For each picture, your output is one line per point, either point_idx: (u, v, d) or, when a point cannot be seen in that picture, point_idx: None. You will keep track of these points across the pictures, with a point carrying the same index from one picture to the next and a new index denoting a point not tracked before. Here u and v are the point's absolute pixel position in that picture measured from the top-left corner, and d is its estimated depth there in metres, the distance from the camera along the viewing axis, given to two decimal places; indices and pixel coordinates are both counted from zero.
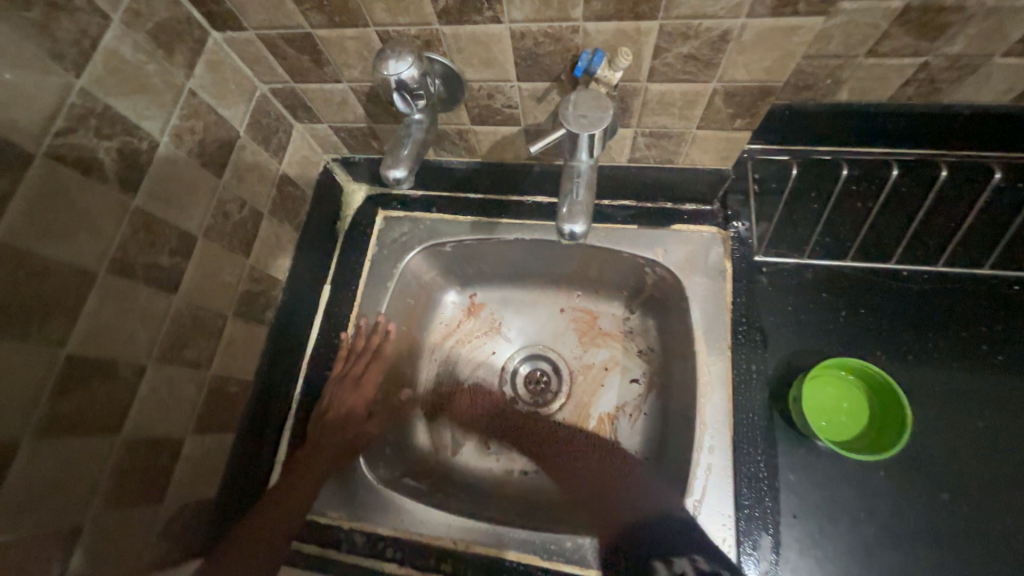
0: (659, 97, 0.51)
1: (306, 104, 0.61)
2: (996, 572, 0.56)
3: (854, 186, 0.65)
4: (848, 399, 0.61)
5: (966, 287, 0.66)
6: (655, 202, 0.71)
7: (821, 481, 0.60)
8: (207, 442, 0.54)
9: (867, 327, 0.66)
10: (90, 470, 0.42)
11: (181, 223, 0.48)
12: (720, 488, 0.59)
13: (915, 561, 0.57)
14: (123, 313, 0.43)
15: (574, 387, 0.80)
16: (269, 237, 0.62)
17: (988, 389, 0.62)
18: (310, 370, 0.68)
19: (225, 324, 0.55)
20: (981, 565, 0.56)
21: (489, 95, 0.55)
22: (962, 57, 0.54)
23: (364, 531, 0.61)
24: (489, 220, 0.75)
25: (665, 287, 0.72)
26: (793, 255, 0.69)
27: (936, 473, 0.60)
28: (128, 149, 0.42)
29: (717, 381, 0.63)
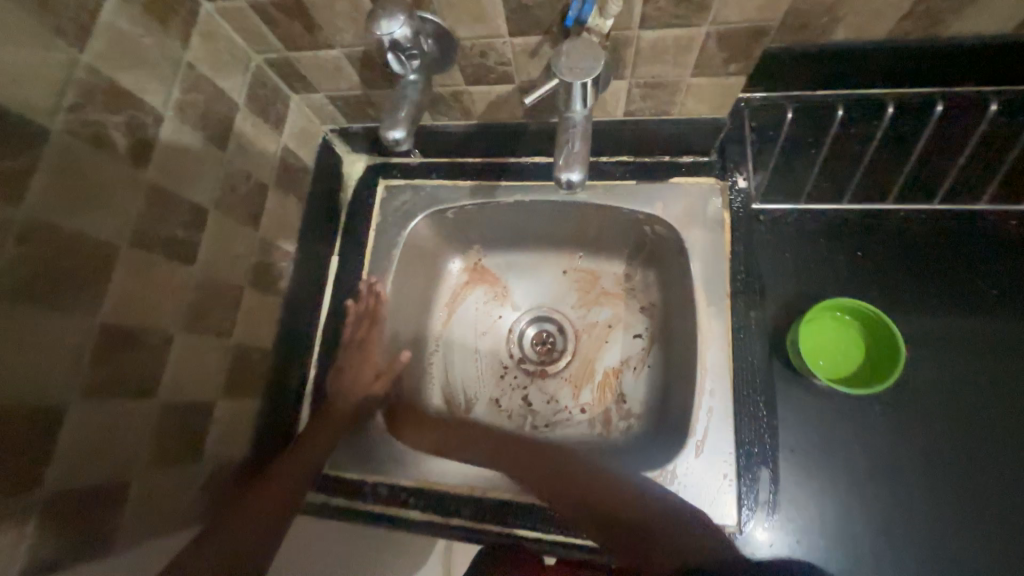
0: (652, 44, 0.51)
1: (300, 73, 0.61)
2: (977, 492, 0.60)
3: (850, 127, 0.65)
4: (844, 338, 0.63)
5: (958, 229, 0.68)
6: (653, 156, 0.72)
7: (816, 419, 0.63)
8: (236, 405, 0.58)
9: (864, 271, 0.67)
10: (135, 430, 0.45)
11: (192, 197, 0.50)
12: (721, 428, 0.61)
13: (901, 486, 0.61)
14: (148, 282, 0.45)
15: (578, 346, 0.84)
16: (277, 209, 0.64)
17: (978, 323, 0.65)
18: (325, 337, 0.72)
19: (242, 294, 0.58)
20: (964, 488, 0.60)
21: (482, 52, 0.55)
22: None
23: (387, 483, 0.66)
24: (488, 184, 0.76)
25: (664, 241, 0.73)
26: (790, 201, 0.71)
27: (927, 404, 0.63)
28: (135, 123, 0.43)
29: (717, 328, 0.65)
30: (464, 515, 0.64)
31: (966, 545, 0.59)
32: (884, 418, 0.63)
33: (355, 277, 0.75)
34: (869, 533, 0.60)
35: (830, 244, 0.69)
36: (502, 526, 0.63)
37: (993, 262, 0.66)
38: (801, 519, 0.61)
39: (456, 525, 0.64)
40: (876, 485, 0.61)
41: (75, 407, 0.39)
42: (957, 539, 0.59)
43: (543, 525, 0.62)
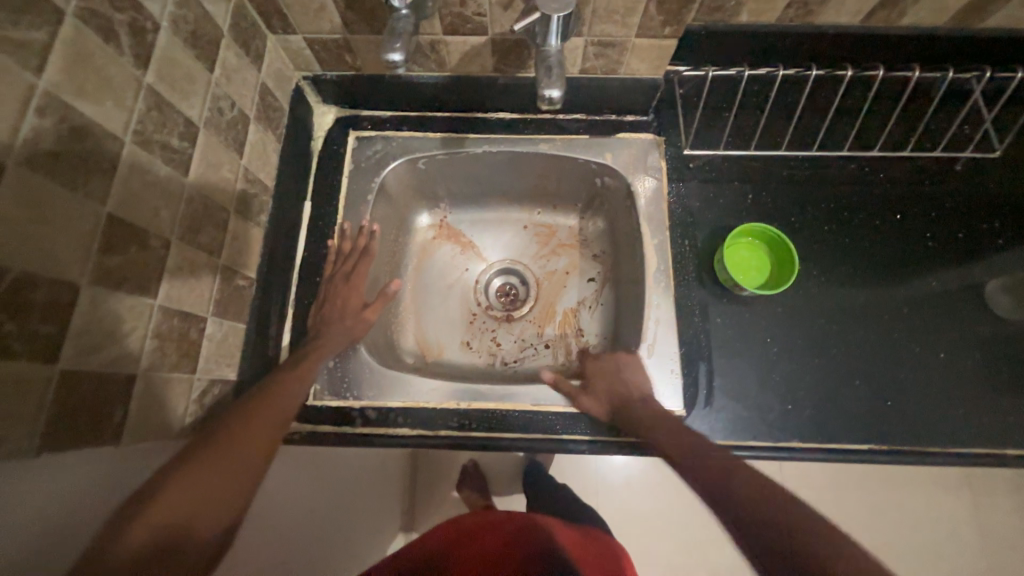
0: (606, 4, 0.62)
1: (282, 11, 0.64)
2: (864, 371, 0.73)
3: (753, 88, 0.83)
4: (757, 257, 0.78)
5: (838, 168, 0.82)
6: (602, 113, 0.84)
7: (738, 320, 0.76)
8: (225, 325, 0.59)
9: (769, 206, 0.81)
10: (136, 327, 0.46)
11: (185, 110, 0.51)
12: (667, 332, 0.74)
13: (808, 368, 0.73)
14: (148, 184, 0.46)
15: (538, 292, 0.93)
16: (257, 142, 0.65)
17: (854, 240, 0.80)
18: (303, 275, 0.74)
19: (229, 218, 0.59)
20: (855, 367, 0.73)
21: (461, 2, 0.62)
22: None
23: (375, 406, 0.70)
24: (457, 136, 0.83)
25: (614, 190, 0.84)
26: (709, 148, 0.83)
27: (823, 305, 0.76)
28: (136, 26, 0.45)
29: (659, 253, 0.78)
30: (452, 425, 0.70)
31: (851, 409, 0.71)
32: (785, 314, 0.76)
33: (331, 217, 0.77)
34: (781, 406, 0.71)
35: (741, 183, 0.82)
36: (485, 429, 0.70)
37: (866, 195, 0.81)
38: (728, 398, 0.72)
39: (446, 432, 0.70)
40: (785, 366, 0.73)
41: (84, 291, 0.40)
42: (846, 405, 0.71)
43: (522, 425, 0.70)
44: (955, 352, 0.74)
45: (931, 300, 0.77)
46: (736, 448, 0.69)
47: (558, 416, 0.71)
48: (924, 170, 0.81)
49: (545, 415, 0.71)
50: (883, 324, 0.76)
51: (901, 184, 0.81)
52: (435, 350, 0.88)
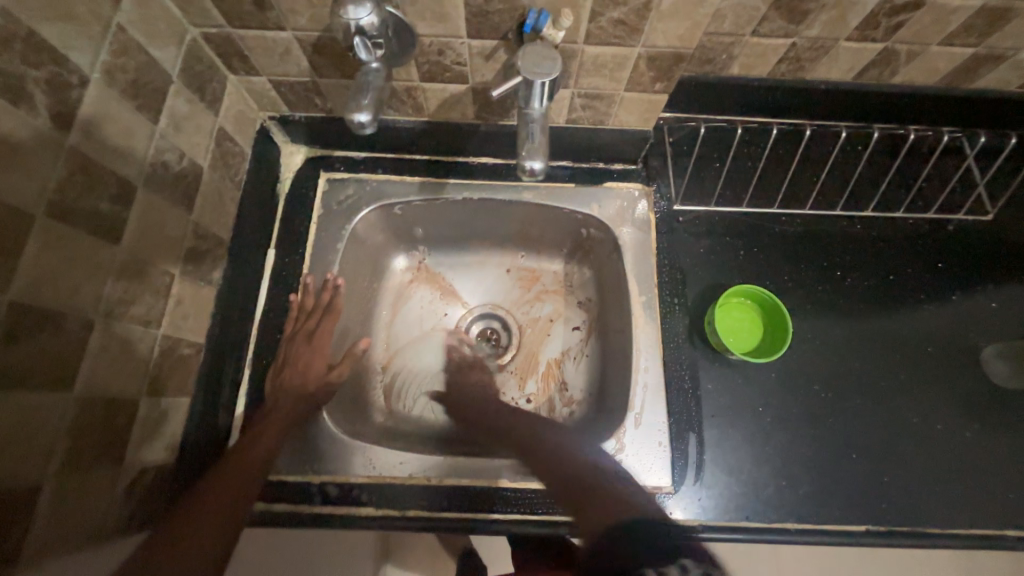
0: (593, 58, 0.58)
1: (243, 54, 0.58)
2: (857, 441, 0.71)
3: (746, 145, 0.80)
4: (749, 319, 0.75)
5: (828, 225, 0.80)
6: (590, 161, 0.79)
7: (730, 386, 0.73)
8: (162, 403, 0.53)
9: (761, 263, 0.78)
10: (48, 429, 0.40)
11: (119, 169, 0.45)
12: (655, 399, 0.69)
13: (803, 441, 0.70)
14: (66, 261, 0.40)
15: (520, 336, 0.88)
16: (212, 193, 0.59)
17: (847, 301, 0.78)
18: (262, 333, 0.68)
19: (172, 282, 0.53)
20: (846, 439, 0.71)
21: (440, 50, 0.57)
22: (819, 39, 0.68)
23: (336, 481, 0.64)
24: (437, 181, 0.77)
25: (600, 241, 0.80)
26: (702, 204, 0.80)
27: (812, 372, 0.74)
28: (57, 82, 0.39)
29: (647, 314, 0.73)
30: (423, 505, 0.64)
31: (845, 483, 0.68)
32: (777, 380, 0.73)
33: (296, 268, 0.71)
34: (775, 481, 0.68)
35: (732, 238, 0.79)
36: (460, 510, 0.64)
37: (858, 255, 0.79)
38: (720, 473, 0.68)
39: (415, 512, 0.63)
40: (778, 436, 0.70)
41: None
42: (841, 480, 0.69)
43: (500, 504, 0.64)
44: (944, 420, 0.72)
45: (923, 365, 0.75)
46: (729, 530, 0.65)
47: (537, 494, 0.65)
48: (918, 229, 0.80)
49: (523, 492, 0.65)
50: (874, 390, 0.74)
51: (894, 244, 0.80)
52: (408, 406, 0.80)
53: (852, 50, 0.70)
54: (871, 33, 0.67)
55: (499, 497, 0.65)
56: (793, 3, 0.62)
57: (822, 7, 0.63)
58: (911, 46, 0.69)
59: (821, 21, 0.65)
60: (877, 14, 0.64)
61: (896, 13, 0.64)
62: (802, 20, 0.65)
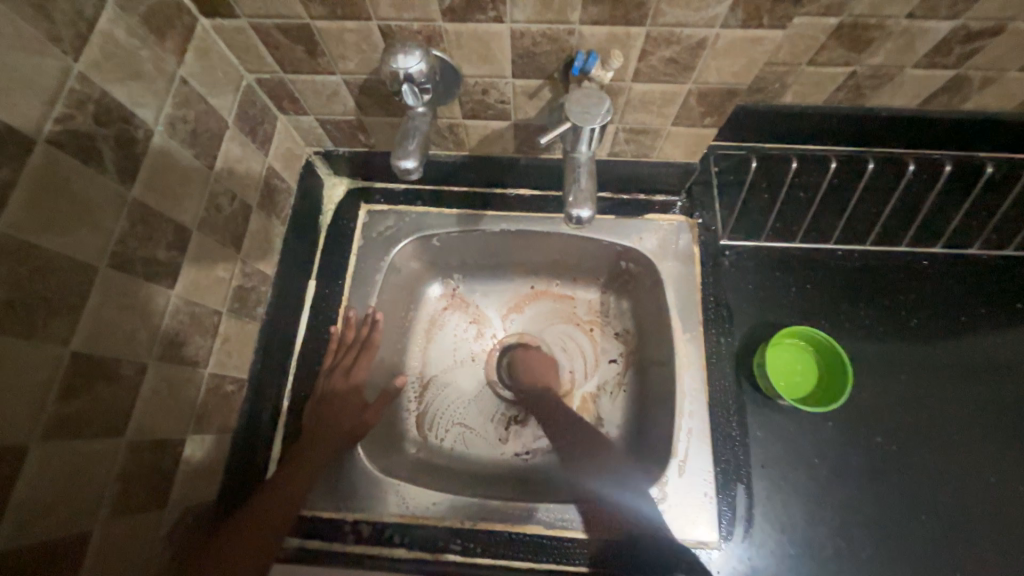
0: (641, 95, 0.56)
1: (294, 96, 0.60)
2: (923, 501, 0.66)
3: (800, 178, 0.73)
4: (801, 361, 0.71)
5: (888, 263, 0.76)
6: (629, 193, 0.76)
7: (782, 436, 0.68)
8: (207, 443, 0.54)
9: (815, 302, 0.75)
10: (99, 473, 0.41)
11: (176, 216, 0.47)
12: (701, 448, 0.65)
13: (862, 498, 0.66)
14: (125, 310, 0.42)
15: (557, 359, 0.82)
16: (259, 231, 0.61)
17: (916, 348, 0.73)
18: (301, 366, 0.69)
19: (220, 321, 0.55)
20: (912, 498, 0.66)
21: (484, 90, 0.57)
22: (883, 67, 0.64)
23: (369, 521, 0.63)
24: (474, 213, 0.76)
25: (639, 274, 0.77)
26: (751, 238, 0.77)
27: (872, 422, 0.69)
28: (125, 138, 0.41)
29: (692, 355, 0.69)
30: (455, 549, 0.62)
31: (916, 551, 0.64)
32: (836, 431, 0.69)
33: (335, 301, 0.72)
34: (833, 542, 0.64)
35: (784, 275, 0.76)
36: (493, 556, 0.62)
37: (924, 295, 0.75)
38: (773, 531, 0.64)
39: (449, 557, 0.62)
40: (837, 493, 0.66)
41: (32, 451, 0.36)
42: (908, 545, 0.64)
43: (535, 553, 0.62)
44: (1012, 477, 0.67)
45: (999, 417, 0.70)
46: None
47: (575, 543, 0.62)
48: (986, 268, 0.76)
49: (560, 542, 0.62)
50: (941, 442, 0.69)
51: (965, 283, 0.75)
52: (439, 439, 0.77)
53: (918, 78, 0.65)
54: (942, 60, 0.62)
55: (530, 553, 0.62)
56: (856, 31, 0.58)
57: (888, 36, 0.59)
58: (987, 72, 0.64)
59: (886, 49, 0.61)
60: (950, 41, 0.59)
61: (972, 39, 0.59)
62: (866, 48, 0.61)
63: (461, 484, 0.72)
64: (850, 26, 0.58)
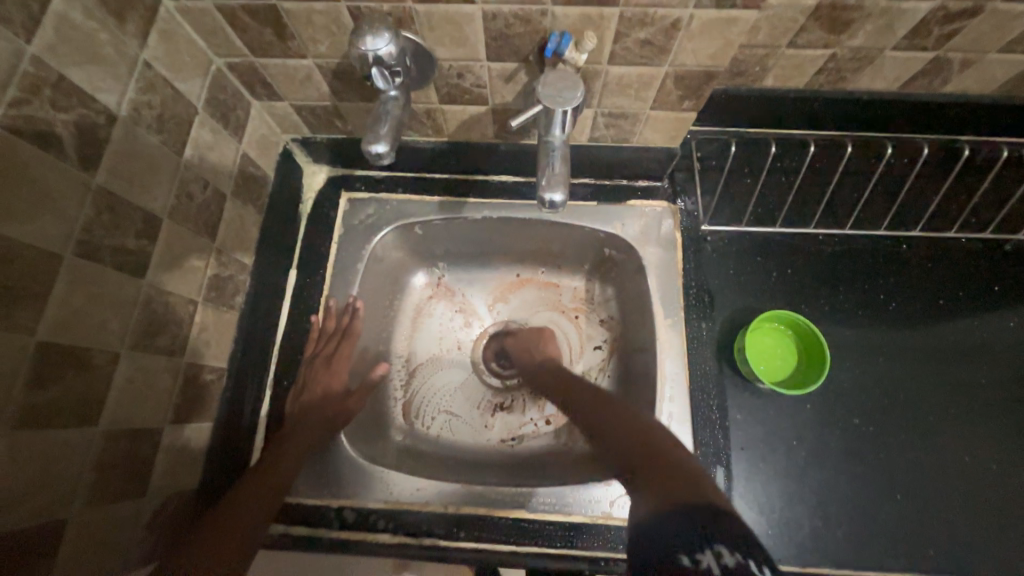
0: (617, 79, 0.56)
1: (266, 81, 0.59)
2: (897, 480, 0.67)
3: (781, 163, 0.73)
4: (781, 345, 0.72)
5: (868, 247, 0.77)
6: (612, 178, 0.75)
7: (761, 419, 0.69)
8: (186, 432, 0.54)
9: (796, 286, 0.75)
10: (72, 462, 0.41)
11: (145, 204, 0.46)
12: (681, 431, 0.66)
13: (838, 478, 0.67)
14: (94, 299, 0.42)
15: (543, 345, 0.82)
16: (235, 220, 0.60)
17: (894, 331, 0.74)
18: (283, 356, 0.68)
19: (196, 310, 0.54)
20: (886, 477, 0.67)
21: (459, 74, 0.56)
22: (863, 49, 0.63)
23: (354, 507, 0.64)
24: (456, 200, 0.76)
25: (622, 261, 0.77)
26: (733, 224, 0.77)
27: (850, 403, 0.70)
28: (86, 124, 0.40)
29: (673, 340, 0.70)
30: (438, 533, 0.63)
31: (889, 528, 0.65)
32: (813, 412, 0.70)
33: (317, 290, 0.71)
34: (810, 521, 0.65)
35: (766, 260, 0.76)
36: (476, 540, 0.63)
37: (903, 278, 0.76)
38: (752, 511, 0.65)
39: (432, 541, 0.63)
40: (814, 473, 0.67)
41: (3, 440, 0.36)
42: (882, 522, 0.65)
43: (518, 536, 0.63)
44: (983, 455, 0.69)
45: (973, 397, 0.71)
46: None
47: (556, 526, 0.63)
48: (965, 251, 0.76)
49: (540, 524, 0.63)
50: (916, 421, 0.70)
51: (943, 267, 0.76)
52: (425, 427, 0.77)
53: (898, 59, 0.65)
54: (921, 42, 0.62)
55: (513, 535, 0.63)
56: (834, 13, 0.58)
57: (867, 17, 0.58)
58: (966, 54, 0.63)
59: (866, 30, 0.61)
60: (929, 22, 0.59)
61: (951, 20, 0.59)
62: (845, 30, 0.60)
63: (447, 470, 0.72)
64: (829, 7, 0.57)
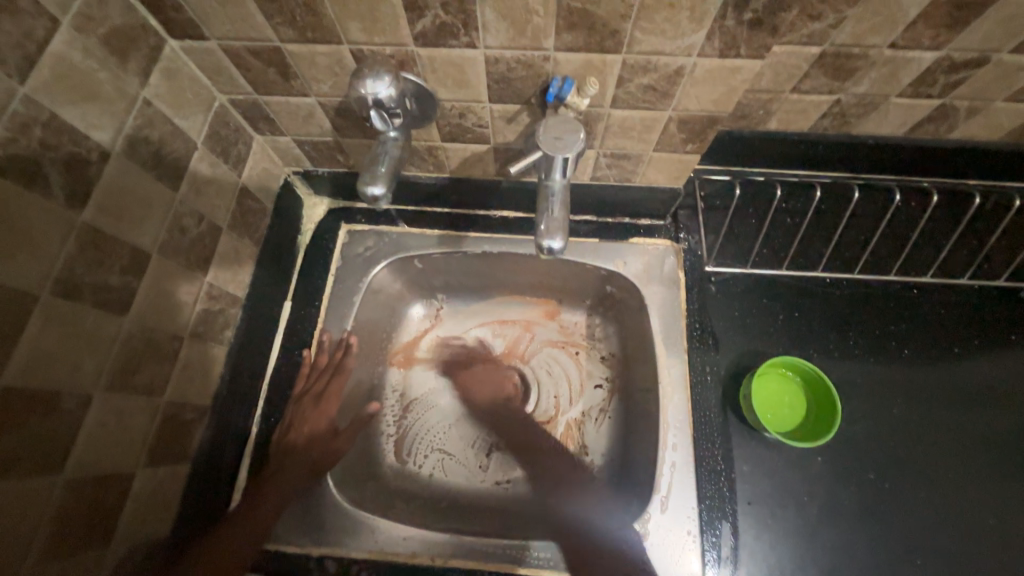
0: (620, 121, 0.55)
1: (269, 116, 0.59)
2: (916, 542, 0.63)
3: (786, 205, 0.72)
4: (788, 393, 0.69)
5: (876, 291, 0.75)
6: (614, 217, 0.75)
7: (769, 470, 0.66)
8: (160, 475, 0.52)
9: (803, 329, 0.73)
10: (30, 513, 0.39)
11: (134, 240, 0.45)
12: (684, 483, 0.62)
13: (852, 537, 0.63)
14: (68, 339, 0.40)
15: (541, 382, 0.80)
16: (229, 253, 0.59)
17: (909, 379, 0.71)
18: (271, 392, 0.66)
19: (181, 346, 0.53)
20: (904, 538, 0.63)
21: (461, 114, 0.56)
22: (867, 96, 0.63)
23: (335, 556, 0.59)
24: (456, 234, 0.75)
25: (624, 298, 0.75)
26: (738, 264, 0.75)
27: (863, 456, 0.67)
28: (76, 161, 0.40)
29: (676, 382, 0.67)
30: None
31: None
32: (825, 466, 0.66)
33: (310, 323, 0.70)
34: None
35: (772, 301, 0.74)
36: None
37: (915, 323, 0.73)
38: (760, 571, 0.61)
39: None
40: (827, 531, 0.63)
41: None
42: None
43: None
44: (1007, 517, 0.64)
45: (993, 452, 0.67)
46: None
47: None
48: (980, 297, 0.74)
49: None
50: (934, 477, 0.66)
51: (957, 313, 0.74)
52: (417, 466, 0.74)
53: (903, 106, 0.65)
54: (926, 90, 0.62)
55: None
56: (838, 61, 0.58)
57: (871, 65, 0.58)
58: (972, 102, 0.63)
59: (870, 78, 0.60)
60: (933, 71, 0.59)
61: (956, 70, 0.59)
62: (848, 77, 0.60)
63: (437, 515, 0.69)
64: (832, 56, 0.57)
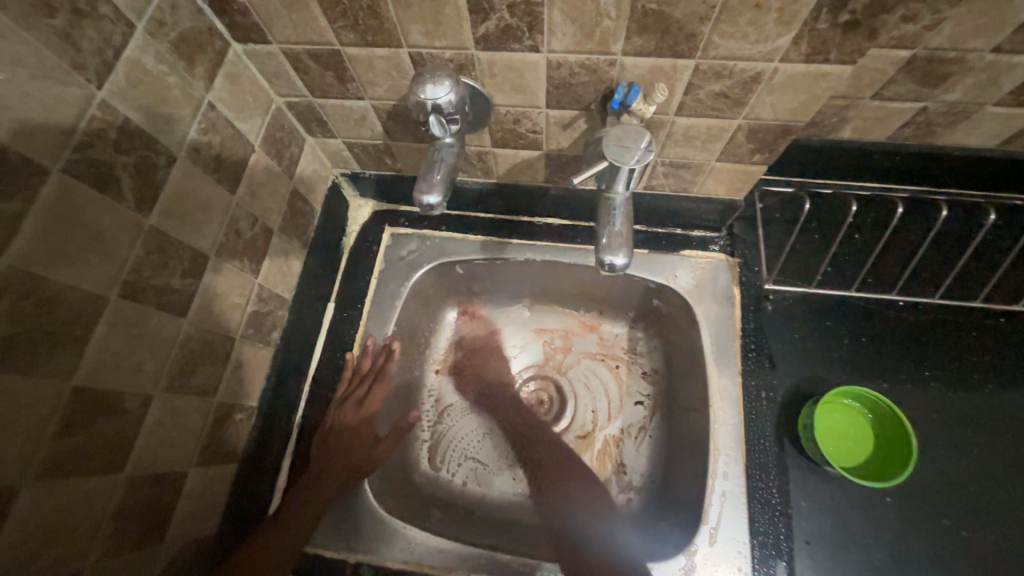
0: (685, 129, 0.52)
1: (323, 119, 0.59)
2: None
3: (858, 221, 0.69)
4: (854, 427, 0.64)
5: (956, 317, 0.68)
6: (666, 227, 0.71)
7: (830, 509, 0.61)
8: (210, 475, 0.52)
9: (869, 355, 0.67)
10: (93, 510, 0.39)
11: (195, 243, 0.46)
12: (735, 516, 0.59)
13: None
14: (132, 340, 0.41)
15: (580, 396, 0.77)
16: (279, 255, 0.60)
17: (992, 416, 0.64)
18: (313, 393, 0.67)
19: (233, 347, 0.53)
20: None
21: (516, 119, 0.54)
22: (959, 104, 0.57)
23: (372, 563, 0.59)
24: (499, 241, 0.73)
25: (671, 313, 0.71)
26: (800, 284, 0.69)
27: (938, 500, 0.61)
28: (145, 165, 0.40)
29: (728, 406, 0.63)
30: None
31: None
32: (894, 507, 0.61)
33: (352, 327, 0.69)
34: None
35: (834, 324, 0.69)
36: None
37: (1001, 356, 0.66)
38: None
39: None
40: None
41: (25, 490, 0.34)
42: None
43: None
44: None
45: None
46: None
47: None
48: None
49: None
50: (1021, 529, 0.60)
51: None
52: (450, 474, 0.72)
53: (1000, 116, 0.58)
54: None
55: None
56: (930, 65, 0.53)
57: (967, 71, 0.53)
58: None
59: (965, 84, 0.55)
60: None
61: None
62: (940, 83, 0.55)
63: (471, 529, 0.67)
64: (924, 60, 0.52)
